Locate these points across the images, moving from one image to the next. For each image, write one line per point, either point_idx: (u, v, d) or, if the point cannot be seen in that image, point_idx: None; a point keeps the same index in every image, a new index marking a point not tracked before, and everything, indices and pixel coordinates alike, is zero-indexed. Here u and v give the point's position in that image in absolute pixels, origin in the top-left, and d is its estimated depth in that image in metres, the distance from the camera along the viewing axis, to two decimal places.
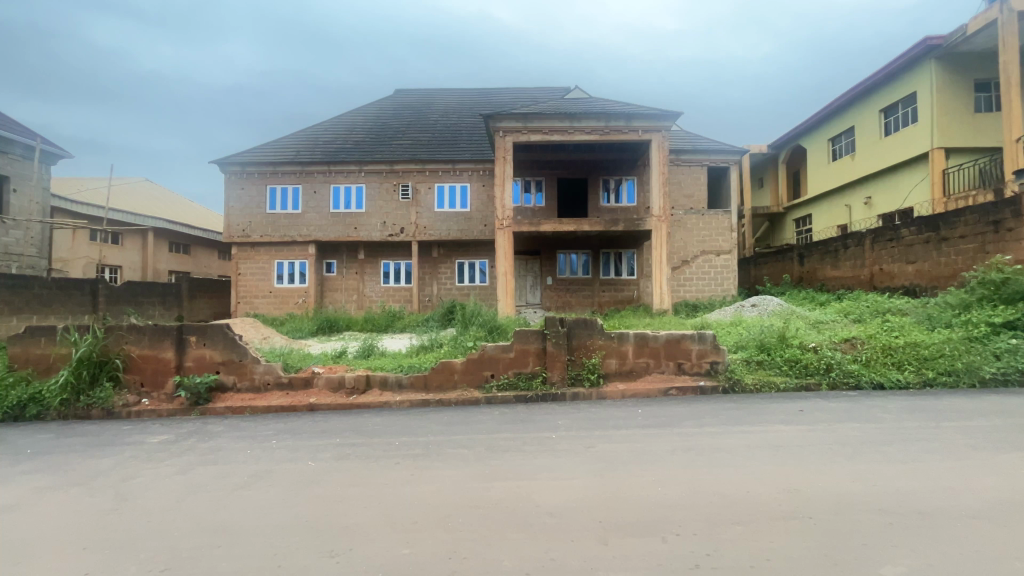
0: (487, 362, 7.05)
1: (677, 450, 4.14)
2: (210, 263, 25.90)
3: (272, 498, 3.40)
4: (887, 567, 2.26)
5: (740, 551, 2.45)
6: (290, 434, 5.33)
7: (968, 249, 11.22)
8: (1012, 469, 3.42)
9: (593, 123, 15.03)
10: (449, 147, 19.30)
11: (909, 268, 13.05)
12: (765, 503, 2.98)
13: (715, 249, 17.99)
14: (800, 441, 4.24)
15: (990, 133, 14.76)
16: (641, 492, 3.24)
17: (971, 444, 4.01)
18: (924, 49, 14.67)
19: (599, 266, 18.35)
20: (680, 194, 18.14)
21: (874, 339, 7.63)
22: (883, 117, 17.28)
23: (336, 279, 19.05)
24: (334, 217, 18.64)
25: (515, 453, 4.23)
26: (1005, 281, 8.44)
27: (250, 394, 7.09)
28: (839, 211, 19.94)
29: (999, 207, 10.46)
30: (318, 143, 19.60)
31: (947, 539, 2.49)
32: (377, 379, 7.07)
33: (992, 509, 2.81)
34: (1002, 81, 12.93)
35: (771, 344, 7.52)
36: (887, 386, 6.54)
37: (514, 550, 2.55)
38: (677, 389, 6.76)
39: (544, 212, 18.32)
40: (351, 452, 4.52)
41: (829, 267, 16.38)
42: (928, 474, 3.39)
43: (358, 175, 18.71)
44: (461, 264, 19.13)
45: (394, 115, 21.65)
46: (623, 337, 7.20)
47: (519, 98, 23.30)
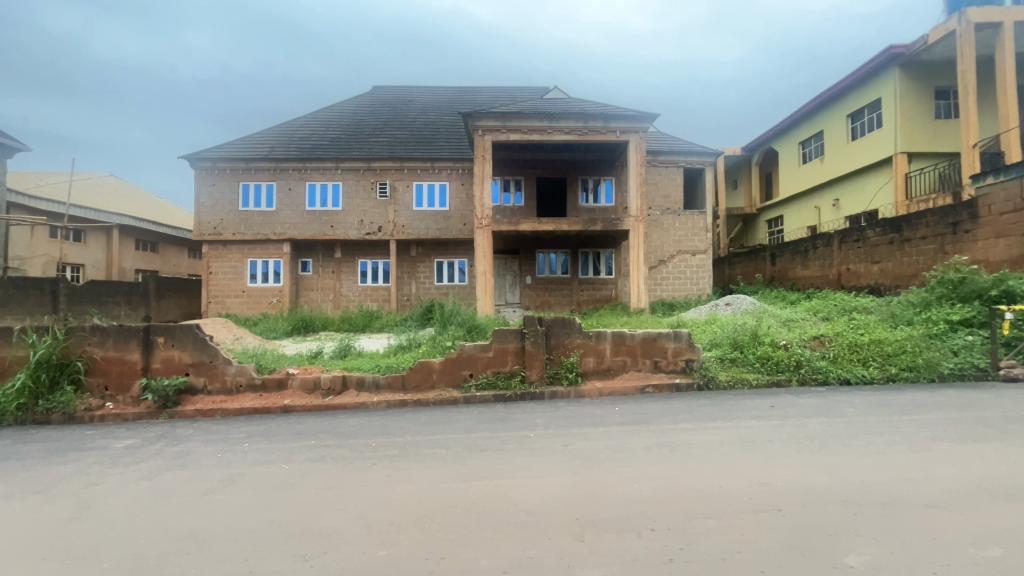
0: (465, 361, 7.03)
1: (653, 447, 4.21)
2: (178, 262, 25.11)
3: (243, 503, 3.31)
4: (852, 557, 2.33)
5: (711, 543, 2.50)
6: (263, 436, 5.20)
7: (929, 249, 11.70)
8: (967, 460, 3.59)
9: (572, 123, 15.11)
10: (428, 146, 19.16)
11: (874, 267, 13.53)
12: (737, 497, 3.06)
13: (691, 249, 18.34)
14: (771, 436, 4.37)
15: (950, 138, 15.41)
16: (618, 488, 3.27)
17: (930, 436, 4.19)
18: (889, 57, 15.25)
19: (577, 265, 18.48)
20: (657, 195, 18.42)
21: (842, 336, 7.91)
22: (850, 122, 17.85)
23: (312, 278, 18.75)
24: (310, 215, 18.29)
25: (493, 452, 4.22)
26: (963, 280, 8.80)
27: (222, 396, 6.91)
28: (809, 212, 20.57)
29: (957, 209, 10.94)
30: (294, 139, 19.20)
31: (907, 527, 2.60)
32: (354, 379, 6.97)
33: (950, 498, 2.95)
34: (960, 89, 13.52)
35: (744, 342, 7.70)
36: (854, 382, 6.77)
37: (492, 549, 2.55)
38: (654, 386, 6.86)
39: (523, 212, 18.35)
40: (327, 453, 4.45)
41: (799, 267, 16.91)
42: (890, 465, 3.54)
43: (335, 172, 18.41)
44: (439, 263, 19.00)
45: (372, 112, 21.37)
46: (601, 335, 7.27)
47: (499, 97, 23.29)
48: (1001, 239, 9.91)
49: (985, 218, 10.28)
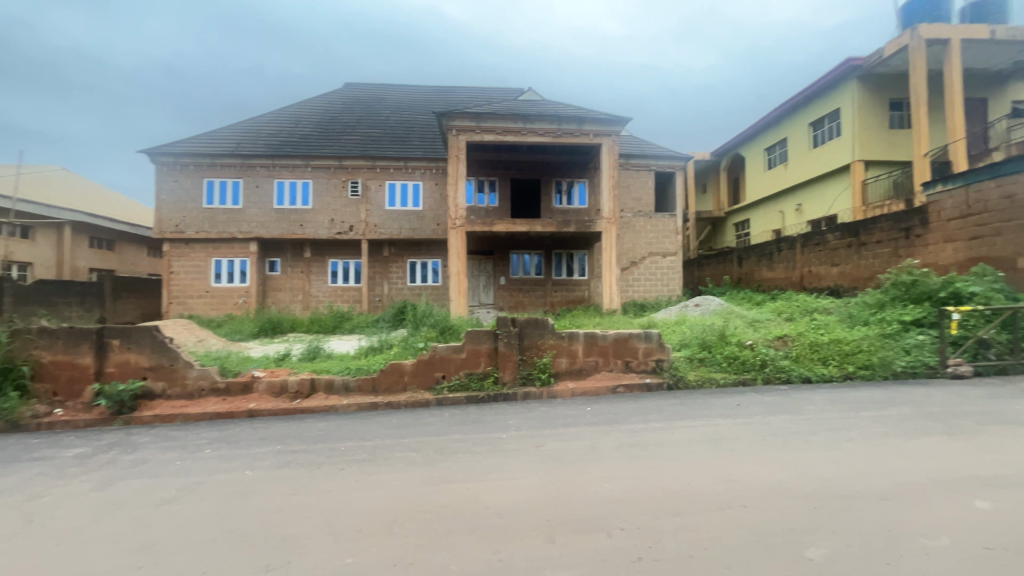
0: (438, 363, 6.97)
1: (623, 446, 4.26)
2: (136, 260, 24.02)
3: (202, 512, 3.18)
4: (812, 550, 2.41)
5: (678, 541, 2.55)
6: (226, 442, 5.02)
7: (884, 252, 12.27)
8: (917, 453, 3.77)
9: (546, 125, 15.19)
10: (401, 145, 18.93)
11: (833, 270, 14.12)
12: (704, 494, 3.12)
13: (661, 251, 18.69)
14: (736, 434, 4.48)
15: (903, 147, 16.21)
16: (588, 489, 3.29)
17: (884, 432, 4.38)
18: (847, 69, 15.96)
19: (551, 266, 18.59)
20: (629, 198, 18.72)
21: (803, 336, 8.23)
22: (812, 130, 18.57)
23: (280, 278, 18.25)
24: (278, 213, 17.80)
25: (465, 454, 4.19)
26: (914, 282, 9.27)
27: (182, 401, 6.65)
28: (773, 217, 21.30)
29: (909, 215, 11.51)
30: (262, 135, 18.66)
31: (863, 519, 2.71)
32: (322, 383, 6.81)
33: (903, 490, 3.09)
34: (912, 101, 14.23)
35: (711, 342, 7.91)
36: (814, 380, 7.01)
37: (462, 553, 2.52)
38: (625, 386, 6.95)
39: (497, 213, 18.35)
40: (292, 459, 4.32)
41: (764, 269, 17.50)
42: (847, 460, 3.68)
43: (305, 170, 17.97)
44: (412, 264, 18.77)
45: (344, 109, 20.99)
46: (574, 336, 7.32)
47: (473, 97, 23.23)
48: (949, 244, 10.48)
49: (934, 223, 10.83)
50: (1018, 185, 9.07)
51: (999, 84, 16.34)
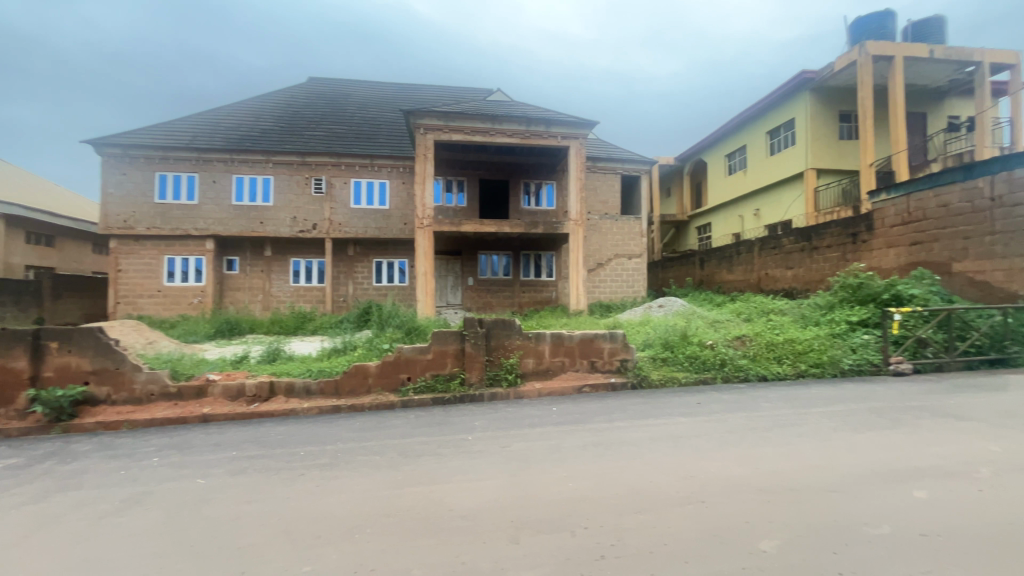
0: (403, 364, 6.87)
1: (587, 445, 4.31)
2: (79, 257, 22.59)
3: (148, 524, 3.01)
4: (765, 542, 2.50)
5: (640, 538, 2.60)
6: (177, 449, 4.78)
7: (833, 256, 12.93)
8: (863, 447, 3.98)
9: (514, 127, 15.23)
10: (367, 142, 18.57)
11: (788, 273, 14.77)
12: (664, 491, 3.20)
13: (627, 252, 19.07)
14: (696, 432, 4.61)
15: (851, 157, 17.13)
16: (553, 489, 3.31)
17: (833, 427, 4.60)
18: (802, 81, 16.72)
19: (519, 267, 18.65)
20: (596, 200, 19.01)
21: (760, 336, 8.57)
22: (769, 138, 19.36)
23: (238, 278, 17.56)
24: (237, 209, 17.12)
25: (429, 457, 4.13)
26: (861, 285, 9.81)
27: (129, 406, 6.29)
28: (733, 221, 22.10)
29: (857, 221, 12.17)
30: (220, 128, 17.92)
31: (812, 511, 2.84)
32: (282, 386, 6.59)
33: (848, 482, 3.25)
34: (860, 113, 15.05)
35: (674, 342, 8.13)
36: (770, 378, 7.31)
37: (424, 557, 2.48)
38: (590, 386, 7.04)
39: (465, 213, 18.27)
40: (249, 465, 4.16)
41: (724, 271, 18.12)
42: (799, 454, 3.85)
43: (265, 166, 17.36)
44: (378, 263, 18.43)
45: (308, 104, 20.42)
46: (540, 337, 7.37)
47: (442, 96, 23.06)
48: (891, 248, 11.14)
49: (879, 230, 11.49)
50: (952, 196, 9.74)
51: (937, 100, 17.51)
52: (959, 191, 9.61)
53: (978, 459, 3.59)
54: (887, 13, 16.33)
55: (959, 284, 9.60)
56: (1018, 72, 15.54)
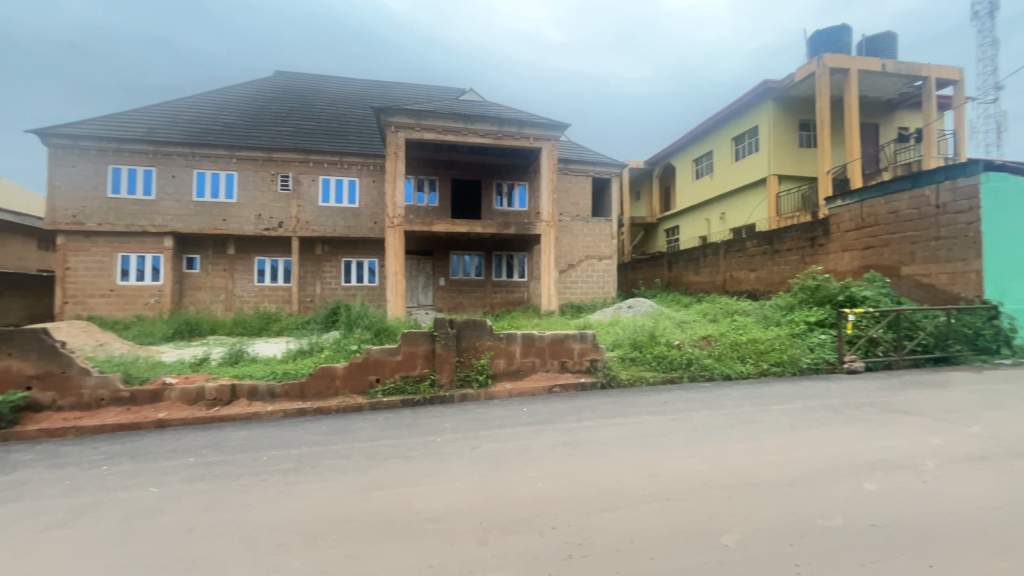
0: (372, 366, 6.75)
1: (556, 445, 4.33)
2: (23, 254, 21.28)
3: (94, 537, 2.85)
4: (727, 536, 2.58)
5: (608, 536, 2.63)
6: (129, 456, 4.54)
7: (794, 259, 13.45)
8: (819, 442, 4.15)
9: (487, 127, 15.20)
10: (336, 139, 18.17)
11: (751, 275, 15.28)
12: (632, 489, 3.24)
13: (597, 254, 19.32)
14: (662, 430, 4.71)
15: (809, 164, 17.88)
16: (522, 489, 3.31)
17: (792, 423, 4.78)
18: (764, 90, 17.34)
19: (491, 267, 18.62)
20: (567, 202, 19.19)
21: (725, 336, 8.84)
22: (734, 144, 19.98)
23: (199, 277, 16.89)
24: (198, 206, 16.46)
25: (398, 460, 4.07)
26: (818, 287, 10.26)
27: (77, 412, 5.95)
28: (700, 224, 22.71)
29: (815, 226, 12.70)
30: (179, 121, 17.20)
31: (770, 505, 2.94)
32: (245, 388, 6.38)
33: (805, 476, 3.38)
34: (818, 122, 15.72)
35: (642, 342, 8.30)
36: (733, 377, 7.53)
37: (390, 561, 2.44)
38: (561, 386, 7.09)
39: (436, 212, 18.11)
40: (207, 471, 3.99)
41: (691, 273, 18.59)
42: (759, 450, 3.97)
43: (228, 161, 16.75)
44: (347, 263, 18.07)
45: (275, 98, 19.85)
46: (511, 337, 7.37)
47: (413, 95, 22.82)
48: (846, 252, 11.68)
49: (835, 234, 12.03)
50: (902, 203, 10.29)
51: (888, 112, 18.46)
52: (908, 199, 10.15)
53: (923, 453, 3.80)
54: (844, 28, 17.11)
55: (907, 287, 10.15)
56: (960, 88, 16.55)
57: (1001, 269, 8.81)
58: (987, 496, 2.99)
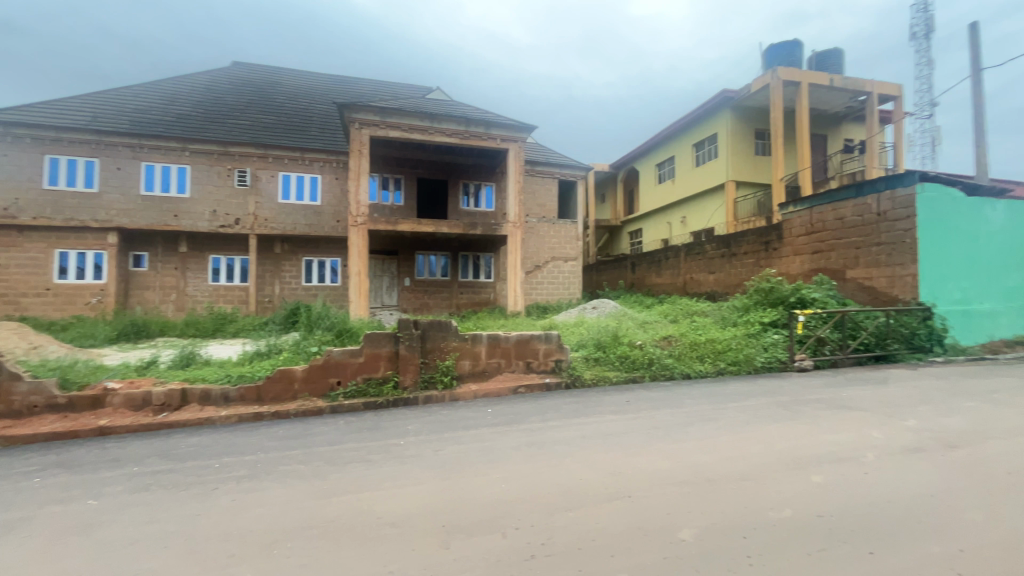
0: (333, 368, 6.58)
1: (521, 445, 4.35)
2: None
3: (20, 556, 2.63)
4: (685, 531, 2.65)
5: (570, 535, 2.65)
6: (65, 467, 4.24)
7: (749, 263, 14.01)
8: (771, 437, 4.33)
9: (453, 126, 15.09)
10: (297, 134, 17.62)
11: (711, 277, 15.82)
12: (594, 488, 3.29)
13: (563, 256, 19.52)
14: (623, 429, 4.81)
15: (764, 171, 18.67)
16: (486, 490, 3.31)
17: (746, 420, 4.97)
18: (723, 99, 18.01)
19: (457, 267, 18.49)
20: (534, 203, 19.29)
21: (685, 337, 9.12)
22: (695, 150, 20.63)
23: (147, 275, 15.99)
24: (146, 200, 15.61)
25: (359, 464, 3.98)
26: (771, 288, 10.76)
27: (5, 421, 5.53)
28: (662, 227, 23.34)
29: (769, 230, 13.28)
30: (127, 110, 16.26)
31: (725, 499, 3.05)
32: (196, 393, 6.09)
33: (758, 470, 3.52)
34: (773, 132, 16.43)
35: (606, 342, 8.46)
36: (692, 376, 7.78)
37: (350, 568, 2.38)
38: (525, 386, 7.12)
39: (402, 211, 17.84)
40: (153, 481, 3.78)
41: (654, 275, 19.05)
42: (716, 446, 4.11)
43: (181, 154, 15.95)
44: (309, 262, 17.53)
45: (232, 90, 19.08)
46: (476, 338, 7.34)
47: (379, 92, 22.44)
48: (798, 256, 12.26)
49: (787, 239, 12.61)
50: (847, 210, 10.89)
51: (835, 124, 19.53)
52: (852, 206, 10.76)
53: (864, 445, 4.04)
54: (795, 43, 17.98)
55: (852, 289, 10.75)
56: (899, 104, 17.70)
57: (935, 273, 9.45)
58: (920, 485, 3.20)
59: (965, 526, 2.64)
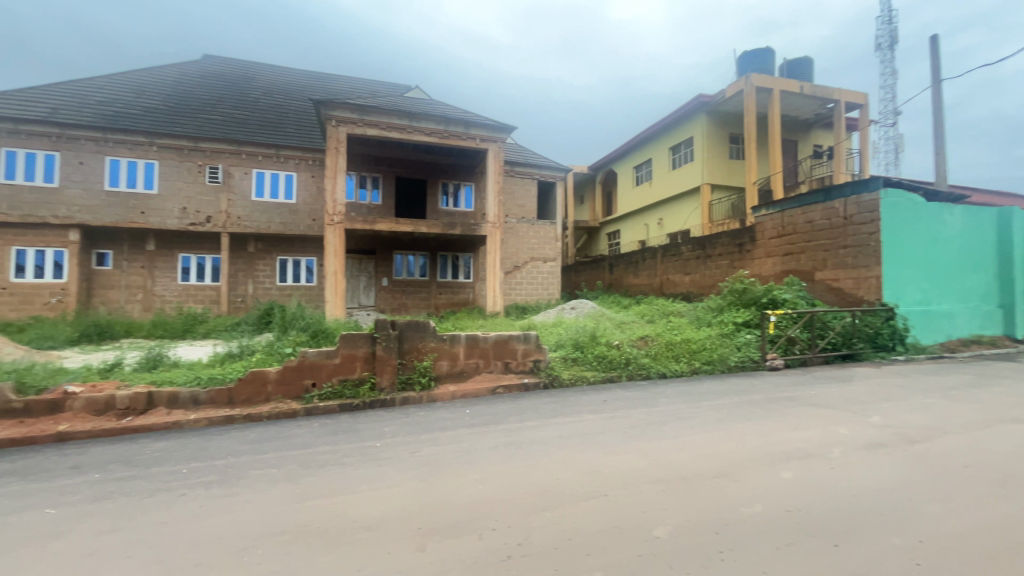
0: (307, 370, 6.45)
1: (499, 446, 4.34)
2: None
3: None
4: (660, 529, 2.69)
5: (546, 535, 2.65)
6: (20, 475, 4.04)
7: (724, 264, 14.33)
8: (743, 435, 4.44)
9: (433, 125, 14.99)
10: (272, 130, 17.23)
11: (686, 278, 16.11)
12: (572, 487, 3.31)
13: (542, 256, 19.60)
14: (600, 428, 4.86)
15: (738, 175, 19.12)
16: (463, 492, 3.29)
17: (720, 418, 5.08)
18: (698, 104, 18.37)
19: (436, 267, 18.37)
20: (513, 204, 19.32)
21: (661, 336, 9.27)
22: (672, 153, 20.99)
23: (111, 274, 15.39)
24: (111, 196, 15.03)
25: (333, 467, 3.91)
26: (744, 290, 11.03)
27: None
28: (639, 229, 23.65)
29: (742, 233, 13.61)
30: (90, 102, 15.64)
31: (698, 496, 3.11)
32: (163, 396, 5.89)
33: (731, 468, 3.60)
34: (746, 137, 16.84)
35: (584, 343, 8.54)
36: (668, 375, 7.91)
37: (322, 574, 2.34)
38: (504, 387, 7.12)
39: (379, 211, 17.62)
40: (116, 488, 3.64)
41: (631, 276, 19.30)
42: (691, 445, 4.19)
43: (148, 149, 15.41)
44: (283, 261, 17.14)
45: (204, 84, 18.55)
46: (455, 339, 7.31)
47: (357, 89, 22.15)
48: (770, 258, 12.59)
49: (760, 241, 12.94)
50: (816, 214, 11.24)
51: (805, 130, 20.13)
52: (821, 210, 11.12)
53: (831, 442, 4.17)
54: (768, 50, 18.49)
55: (820, 290, 11.10)
56: (865, 112, 18.36)
57: (898, 275, 9.85)
58: (884, 479, 3.33)
59: (925, 518, 2.75)
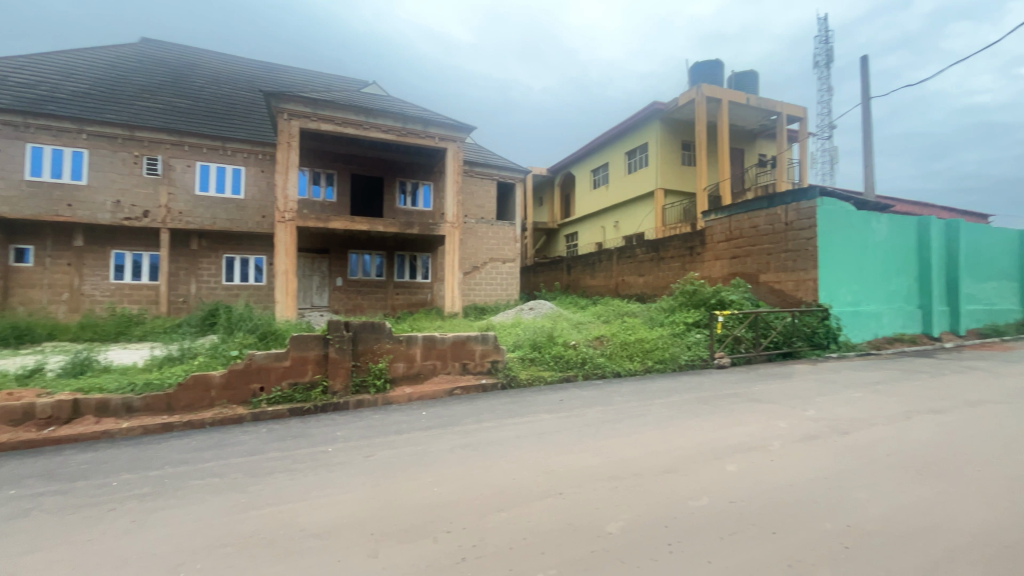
0: (255, 374, 6.16)
1: (455, 448, 4.31)
2: None
3: None
4: (612, 524, 2.76)
5: (500, 535, 2.66)
6: None
7: (676, 266, 14.85)
8: (692, 431, 4.62)
9: (390, 122, 14.69)
10: (218, 121, 16.36)
11: (640, 279, 16.59)
12: (527, 487, 3.34)
13: (501, 257, 19.61)
14: (556, 427, 4.92)
15: (690, 180, 19.87)
16: (417, 495, 3.24)
17: (670, 415, 5.27)
18: (653, 110, 18.97)
19: (392, 267, 18.02)
20: (472, 204, 19.24)
21: (616, 336, 9.52)
22: (627, 158, 21.55)
23: (32, 272, 14.14)
24: (33, 187, 13.80)
25: (282, 474, 3.75)
26: (695, 291, 11.49)
27: None
28: (596, 231, 24.12)
29: (693, 236, 14.15)
30: (9, 83, 14.32)
31: (648, 491, 3.20)
32: (92, 404, 5.47)
33: (680, 463, 3.74)
34: (697, 144, 17.53)
35: (541, 343, 8.61)
36: (622, 374, 8.12)
37: None
38: (461, 388, 7.07)
39: (334, 208, 17.10)
40: (36, 505, 3.34)
41: (588, 277, 19.66)
42: (643, 442, 4.31)
43: (77, 136, 14.27)
44: (229, 260, 16.31)
45: (141, 69, 17.37)
46: (411, 340, 7.19)
47: (311, 82, 21.43)
48: (718, 260, 13.16)
49: (709, 244, 13.50)
50: (761, 219, 11.86)
51: (751, 140, 21.19)
52: (765, 216, 11.75)
53: (772, 435, 4.41)
54: (717, 63, 19.35)
55: (764, 292, 11.71)
56: (804, 124, 19.55)
57: (832, 278, 10.54)
58: (819, 469, 3.55)
59: (854, 504, 2.96)
